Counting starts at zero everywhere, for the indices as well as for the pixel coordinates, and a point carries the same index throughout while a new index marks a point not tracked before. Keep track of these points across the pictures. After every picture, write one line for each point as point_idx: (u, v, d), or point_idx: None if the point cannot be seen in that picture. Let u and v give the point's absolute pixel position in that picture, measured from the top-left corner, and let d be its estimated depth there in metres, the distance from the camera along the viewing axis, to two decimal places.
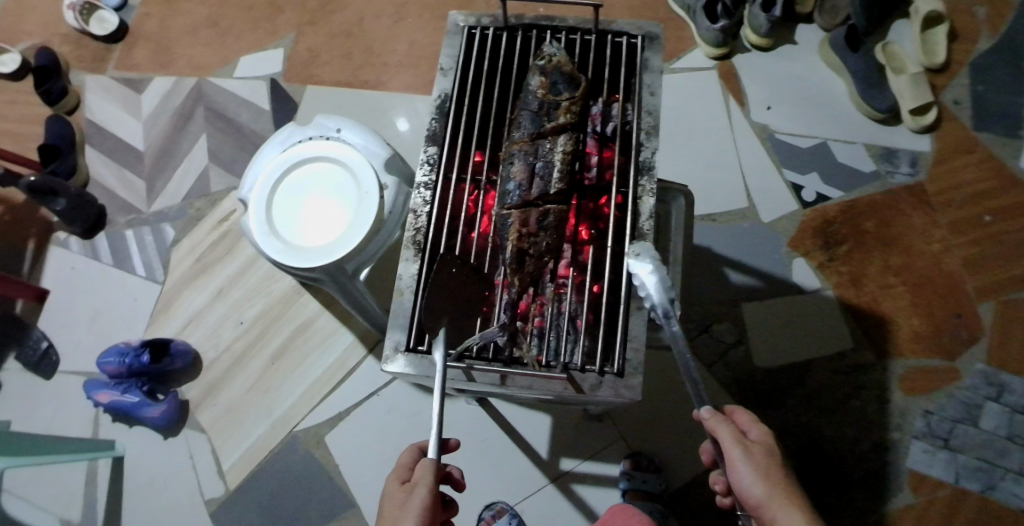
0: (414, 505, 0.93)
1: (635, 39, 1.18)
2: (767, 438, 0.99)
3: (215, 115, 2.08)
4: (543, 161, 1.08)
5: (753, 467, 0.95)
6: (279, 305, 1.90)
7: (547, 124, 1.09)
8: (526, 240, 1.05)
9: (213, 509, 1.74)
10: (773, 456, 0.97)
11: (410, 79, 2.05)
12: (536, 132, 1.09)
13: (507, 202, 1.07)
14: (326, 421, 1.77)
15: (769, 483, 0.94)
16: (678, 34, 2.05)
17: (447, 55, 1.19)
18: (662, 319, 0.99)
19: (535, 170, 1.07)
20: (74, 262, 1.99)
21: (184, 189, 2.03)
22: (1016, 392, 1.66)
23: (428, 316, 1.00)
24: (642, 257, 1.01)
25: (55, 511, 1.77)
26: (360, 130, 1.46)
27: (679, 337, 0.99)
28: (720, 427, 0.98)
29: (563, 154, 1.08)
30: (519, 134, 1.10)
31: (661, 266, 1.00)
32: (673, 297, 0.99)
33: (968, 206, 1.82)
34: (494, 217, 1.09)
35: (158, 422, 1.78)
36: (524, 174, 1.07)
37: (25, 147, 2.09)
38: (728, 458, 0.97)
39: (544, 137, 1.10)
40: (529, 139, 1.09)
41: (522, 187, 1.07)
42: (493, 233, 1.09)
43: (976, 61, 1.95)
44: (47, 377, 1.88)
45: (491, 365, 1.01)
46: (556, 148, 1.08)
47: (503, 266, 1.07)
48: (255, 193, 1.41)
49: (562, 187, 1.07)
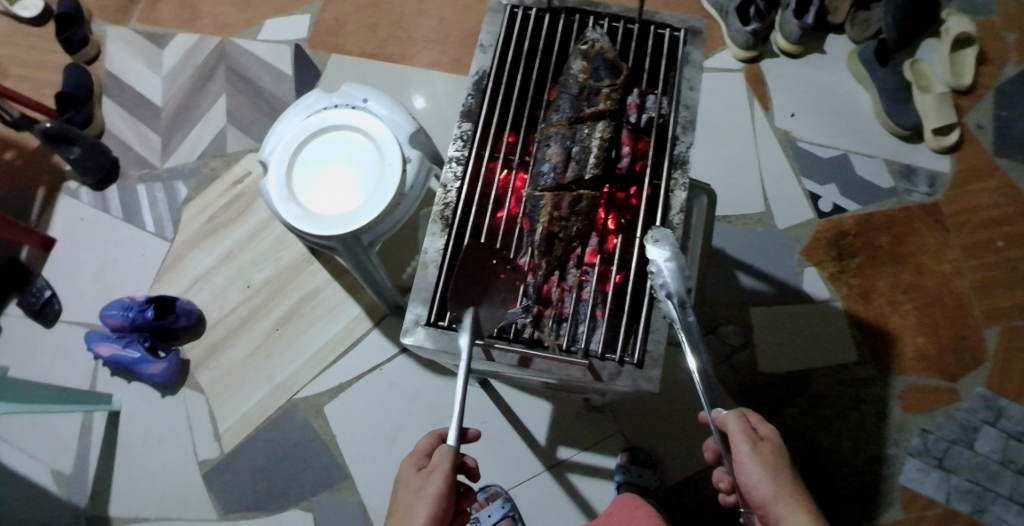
0: (429, 492, 0.96)
1: (678, 32, 1.18)
2: (775, 436, 1.00)
3: (236, 77, 2.07)
4: (580, 146, 1.09)
5: (761, 465, 0.96)
6: (287, 272, 1.89)
7: (586, 108, 1.10)
8: (557, 224, 1.06)
9: (207, 471, 1.74)
10: (780, 454, 0.98)
11: (435, 56, 2.04)
12: (575, 116, 1.11)
13: (541, 184, 1.08)
14: (326, 391, 1.78)
15: (776, 482, 0.95)
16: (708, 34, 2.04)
17: (487, 32, 1.19)
18: (678, 309, 1.00)
19: (570, 154, 1.09)
20: (83, 212, 1.97)
21: (200, 148, 2.02)
22: (1014, 418, 1.66)
23: (455, 300, 1.01)
24: (660, 244, 1.02)
25: (46, 461, 1.77)
26: (386, 102, 1.46)
27: (693, 325, 1.00)
28: (730, 422, 0.99)
29: (601, 140, 1.09)
30: (557, 117, 1.11)
31: (677, 254, 1.01)
32: (689, 286, 1.01)
33: (982, 230, 1.82)
34: (524, 198, 1.10)
35: (157, 379, 1.78)
36: (559, 157, 1.09)
37: (41, 92, 2.07)
38: (736, 454, 0.97)
39: (582, 122, 1.11)
40: (567, 123, 1.11)
41: (557, 170, 1.08)
42: (523, 214, 1.09)
43: (1004, 86, 1.95)
44: (49, 325, 1.87)
45: (512, 345, 1.03)
46: (593, 134, 1.09)
47: (530, 249, 1.07)
48: (275, 157, 1.40)
49: (596, 174, 1.08)
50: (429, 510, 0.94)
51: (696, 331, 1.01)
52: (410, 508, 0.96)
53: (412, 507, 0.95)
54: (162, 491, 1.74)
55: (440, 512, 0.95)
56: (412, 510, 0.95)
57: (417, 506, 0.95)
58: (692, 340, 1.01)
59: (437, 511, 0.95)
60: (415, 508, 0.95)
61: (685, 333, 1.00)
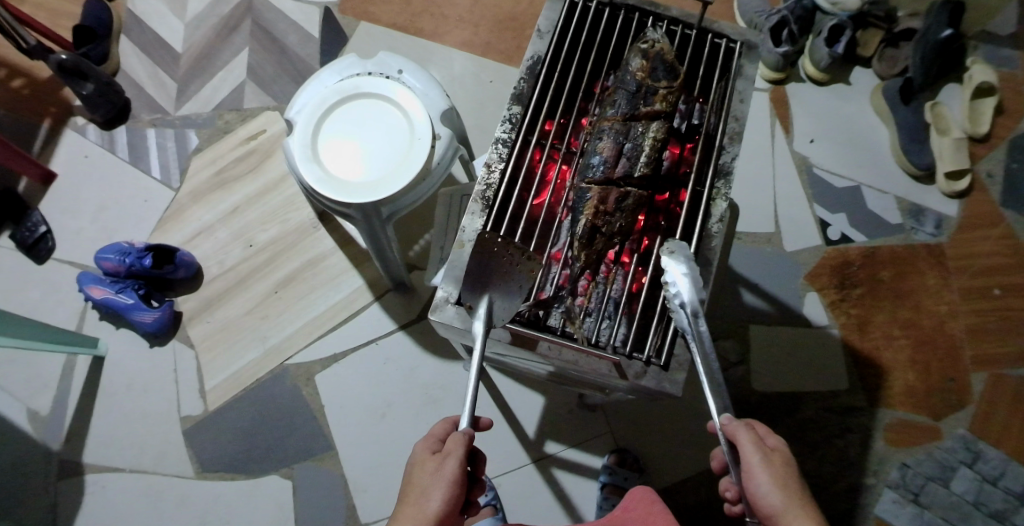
0: (445, 476, 0.96)
1: (734, 44, 1.25)
2: (783, 447, 1.02)
3: (262, 33, 2.04)
4: (632, 143, 1.15)
5: (771, 475, 0.98)
6: (294, 234, 1.86)
7: (642, 107, 1.17)
8: (601, 218, 1.12)
9: (188, 426, 1.72)
10: (789, 465, 1.00)
11: (466, 37, 2.02)
12: (630, 113, 1.17)
13: (589, 175, 1.15)
14: (319, 360, 1.76)
15: (786, 492, 0.97)
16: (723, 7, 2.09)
17: (546, 19, 1.26)
18: (690, 317, 1.02)
19: (622, 150, 1.15)
20: (88, 150, 1.92)
21: (217, 99, 1.98)
22: (991, 462, 1.70)
23: (468, 294, 1.06)
24: (677, 256, 1.06)
25: (23, 399, 1.72)
26: (421, 75, 1.47)
27: (705, 335, 1.02)
28: (740, 433, 1.00)
29: (653, 139, 1.15)
30: (613, 112, 1.18)
31: (694, 267, 1.05)
32: (703, 297, 1.03)
33: (981, 277, 1.85)
34: (573, 188, 1.17)
35: (148, 328, 1.74)
36: (611, 152, 1.15)
37: (58, 23, 2.01)
38: (747, 464, 0.99)
39: (637, 119, 1.17)
40: (621, 119, 1.17)
41: (607, 163, 1.14)
42: (568, 204, 1.16)
43: (1018, 139, 1.98)
44: (41, 261, 1.82)
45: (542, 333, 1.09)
46: (647, 132, 1.15)
47: (573, 240, 1.13)
48: (304, 115, 1.38)
49: (646, 172, 1.14)
50: (444, 494, 0.95)
51: (709, 342, 1.02)
52: (425, 490, 0.96)
53: (428, 489, 0.96)
54: (140, 442, 1.71)
55: (456, 496, 0.96)
56: (428, 491, 0.96)
57: (433, 489, 0.96)
58: (704, 351, 1.02)
59: (451, 495, 0.96)
60: (431, 491, 0.96)
61: (696, 341, 1.02)
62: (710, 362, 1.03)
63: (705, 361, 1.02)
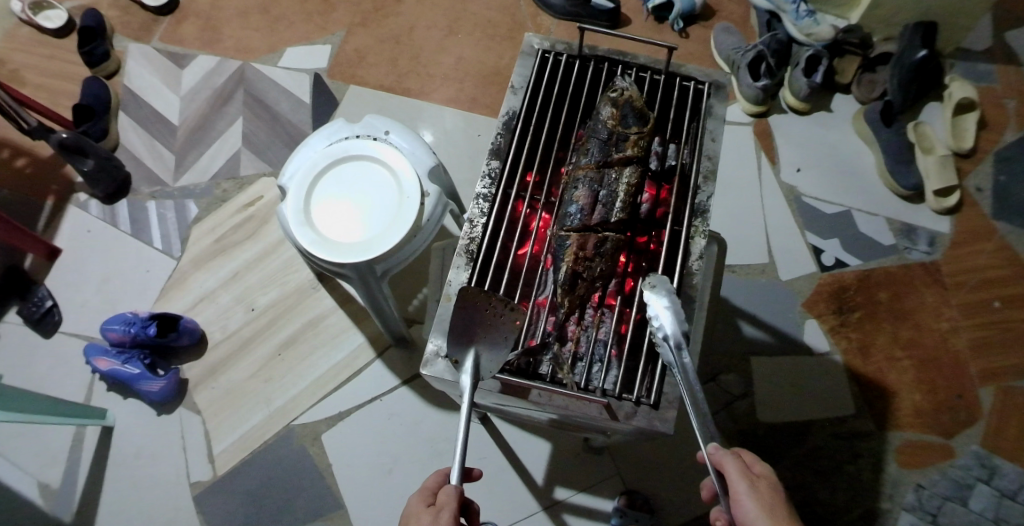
0: None
1: (702, 85, 1.29)
2: (770, 474, 1.02)
3: (254, 101, 2.11)
4: (607, 190, 1.18)
5: (758, 503, 0.98)
6: (294, 295, 1.89)
7: (615, 154, 1.20)
8: (582, 263, 1.14)
9: (197, 493, 1.72)
10: (778, 491, 1.00)
11: (453, 92, 2.08)
12: (603, 160, 1.20)
13: (567, 223, 1.17)
14: (324, 419, 1.77)
15: (773, 519, 0.96)
16: (701, 47, 2.15)
17: (518, 75, 1.31)
18: (674, 351, 1.04)
19: (597, 197, 1.17)
20: (91, 224, 1.97)
21: (214, 167, 2.04)
22: (1008, 477, 1.67)
23: (455, 348, 1.08)
24: (657, 290, 1.08)
25: (33, 472, 1.73)
26: (407, 135, 1.51)
27: (689, 367, 1.04)
28: (726, 461, 1.01)
29: (627, 185, 1.18)
30: (586, 160, 1.21)
31: (675, 301, 1.07)
32: (685, 330, 1.05)
33: (979, 290, 1.85)
34: (552, 236, 1.18)
35: (154, 397, 1.76)
36: (587, 200, 1.17)
37: (58, 102, 2.09)
38: (734, 493, 0.99)
39: (610, 166, 1.20)
40: (595, 167, 1.20)
41: (584, 212, 1.17)
42: (549, 252, 1.18)
43: (1003, 152, 2.00)
44: (47, 335, 1.85)
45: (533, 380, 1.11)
46: (621, 178, 1.18)
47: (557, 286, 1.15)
48: (296, 180, 1.42)
49: (622, 217, 1.17)
50: None
51: (694, 376, 1.03)
52: None
53: None
54: (150, 511, 1.71)
55: None
56: None
57: None
58: (689, 384, 1.03)
59: None
60: None
61: (681, 375, 1.03)
62: (696, 395, 1.03)
63: (690, 394, 1.03)
